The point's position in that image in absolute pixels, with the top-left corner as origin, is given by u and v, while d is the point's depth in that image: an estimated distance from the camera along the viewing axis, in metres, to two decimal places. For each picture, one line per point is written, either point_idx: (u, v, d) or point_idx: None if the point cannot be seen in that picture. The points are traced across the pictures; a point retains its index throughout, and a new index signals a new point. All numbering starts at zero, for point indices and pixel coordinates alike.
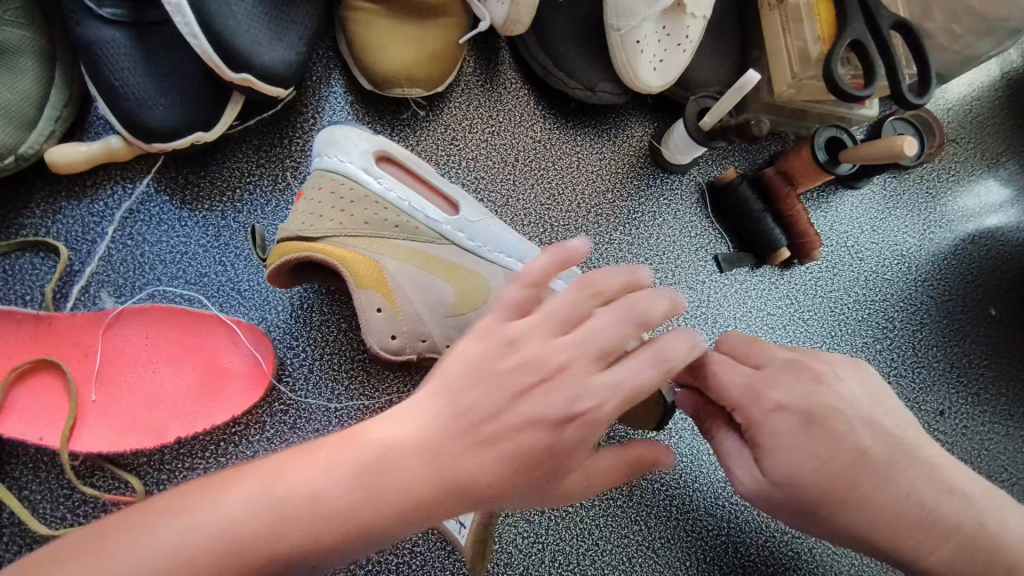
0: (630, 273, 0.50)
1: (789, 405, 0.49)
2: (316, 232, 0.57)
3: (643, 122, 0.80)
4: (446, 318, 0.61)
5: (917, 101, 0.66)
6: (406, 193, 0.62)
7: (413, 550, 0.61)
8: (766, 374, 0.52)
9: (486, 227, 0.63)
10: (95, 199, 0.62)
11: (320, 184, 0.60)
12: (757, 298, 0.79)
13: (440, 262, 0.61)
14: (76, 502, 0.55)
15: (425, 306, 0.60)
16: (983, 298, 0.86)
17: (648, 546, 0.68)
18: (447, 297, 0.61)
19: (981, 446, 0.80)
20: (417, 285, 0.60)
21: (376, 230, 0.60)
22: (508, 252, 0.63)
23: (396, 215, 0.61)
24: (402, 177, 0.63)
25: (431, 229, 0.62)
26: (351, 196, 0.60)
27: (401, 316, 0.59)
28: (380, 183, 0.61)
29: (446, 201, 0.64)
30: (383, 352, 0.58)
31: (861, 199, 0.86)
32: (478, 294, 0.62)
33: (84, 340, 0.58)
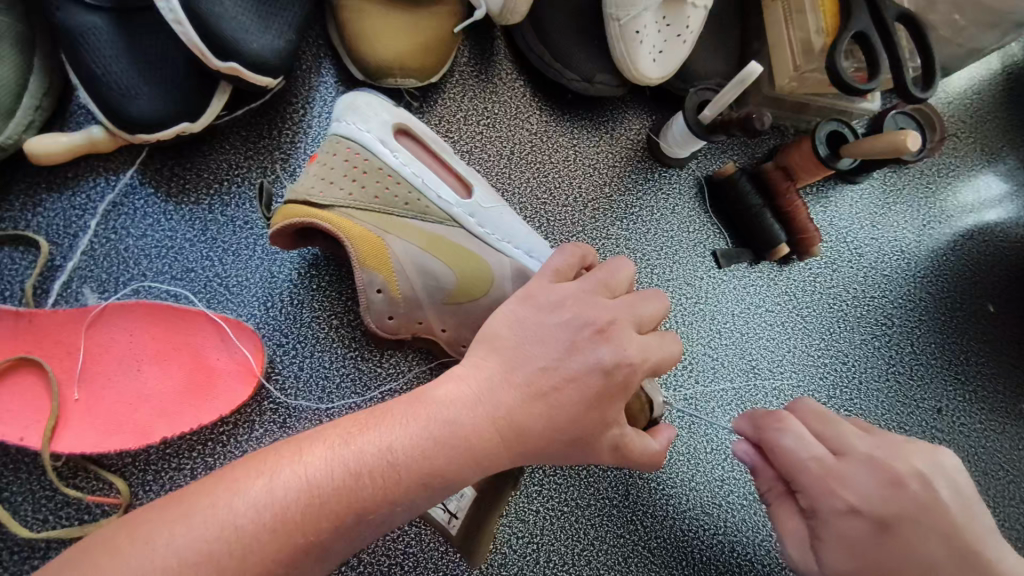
0: (619, 265, 0.55)
1: (863, 509, 0.48)
2: (326, 200, 0.55)
3: (641, 114, 0.78)
4: (444, 305, 0.59)
5: (921, 95, 0.65)
6: (420, 169, 0.60)
7: (407, 550, 0.60)
8: (843, 465, 0.50)
9: (497, 215, 0.61)
10: (77, 191, 0.60)
11: (335, 151, 0.58)
12: (755, 295, 0.78)
13: (445, 244, 0.59)
14: (59, 504, 0.54)
15: (424, 292, 0.59)
16: (981, 295, 0.85)
17: (644, 546, 0.67)
18: (448, 283, 0.59)
19: (978, 444, 0.80)
20: (419, 268, 0.58)
21: (385, 206, 0.58)
22: (515, 242, 0.61)
23: (408, 192, 0.59)
24: (419, 153, 0.62)
25: (442, 210, 0.60)
26: (363, 167, 0.58)
27: (400, 298, 0.58)
28: (394, 156, 0.59)
29: (460, 184, 0.62)
30: (380, 330, 0.59)
31: (861, 194, 0.85)
32: (480, 283, 0.59)
33: (66, 338, 0.56)
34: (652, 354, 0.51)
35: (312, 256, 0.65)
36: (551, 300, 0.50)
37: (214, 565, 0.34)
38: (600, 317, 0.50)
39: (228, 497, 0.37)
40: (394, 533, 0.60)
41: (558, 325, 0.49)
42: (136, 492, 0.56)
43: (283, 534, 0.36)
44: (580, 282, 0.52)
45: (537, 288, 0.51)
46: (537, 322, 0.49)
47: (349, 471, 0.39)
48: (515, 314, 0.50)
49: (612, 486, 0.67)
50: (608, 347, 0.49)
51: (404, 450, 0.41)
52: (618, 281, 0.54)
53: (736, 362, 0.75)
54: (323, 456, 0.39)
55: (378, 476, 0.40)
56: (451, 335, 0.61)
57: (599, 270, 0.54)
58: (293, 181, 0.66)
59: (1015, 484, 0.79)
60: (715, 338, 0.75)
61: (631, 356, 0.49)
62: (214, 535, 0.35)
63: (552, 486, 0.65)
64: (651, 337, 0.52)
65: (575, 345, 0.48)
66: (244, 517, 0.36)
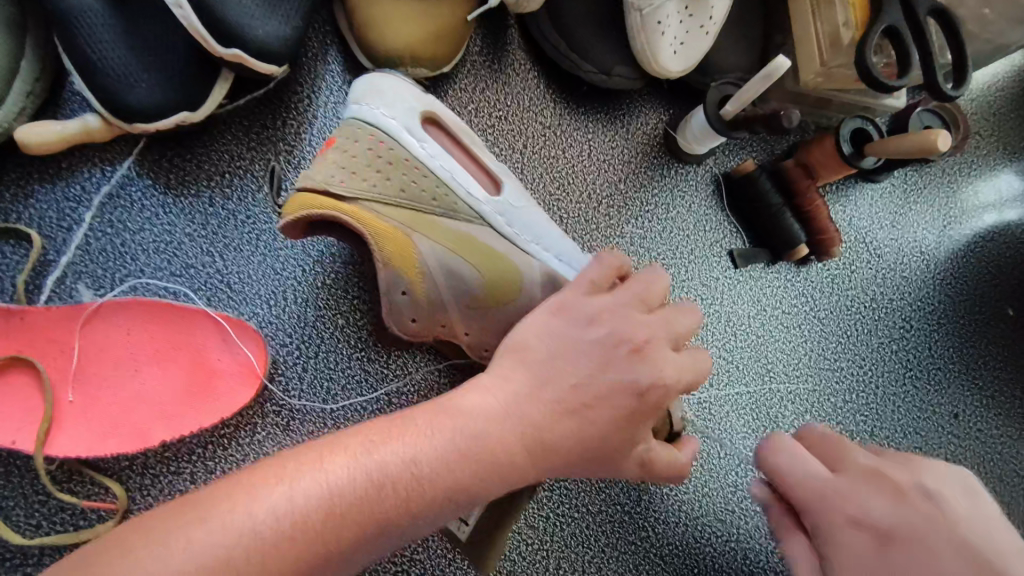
0: (653, 273, 0.52)
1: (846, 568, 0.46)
2: (349, 192, 0.52)
3: (657, 108, 0.75)
4: (470, 309, 0.57)
5: (953, 93, 0.62)
6: (448, 162, 0.58)
7: (413, 558, 0.58)
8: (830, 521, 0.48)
9: (526, 215, 0.59)
10: (71, 182, 0.57)
11: (357, 137, 0.55)
12: (772, 296, 0.75)
13: (473, 243, 0.56)
14: (52, 509, 0.52)
15: (449, 294, 0.56)
16: (1001, 298, 0.84)
17: (656, 553, 0.65)
18: (475, 287, 0.56)
19: (994, 450, 0.78)
20: (446, 269, 0.55)
21: (412, 201, 0.55)
22: (545, 245, 0.59)
23: (435, 187, 0.56)
24: (447, 144, 0.60)
25: (470, 207, 0.57)
26: (389, 157, 0.55)
27: (425, 301, 0.55)
28: (422, 147, 0.57)
29: (489, 180, 0.60)
30: (402, 332, 0.56)
31: (881, 193, 0.82)
32: (510, 287, 0.57)
33: (60, 336, 0.54)
34: (684, 373, 0.49)
35: (317, 253, 0.62)
36: (585, 314, 0.48)
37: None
38: (636, 334, 0.47)
39: (249, 501, 0.34)
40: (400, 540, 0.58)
41: (592, 343, 0.46)
42: (133, 497, 0.54)
43: (303, 543, 0.34)
44: (617, 296, 0.49)
45: (570, 301, 0.48)
46: (569, 334, 0.46)
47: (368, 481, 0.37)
48: (545, 324, 0.47)
49: (624, 492, 0.65)
50: (643, 368, 0.46)
51: (428, 465, 0.39)
52: (656, 293, 0.51)
53: (751, 367, 0.73)
54: (345, 468, 0.37)
55: (401, 488, 0.38)
56: (474, 338, 0.58)
57: (636, 282, 0.51)
58: (298, 175, 0.63)
59: None
60: (731, 341, 0.72)
61: (665, 377, 0.47)
62: (233, 543, 0.33)
63: (563, 492, 0.63)
64: (685, 356, 0.50)
65: (611, 360, 0.46)
66: (264, 525, 0.34)
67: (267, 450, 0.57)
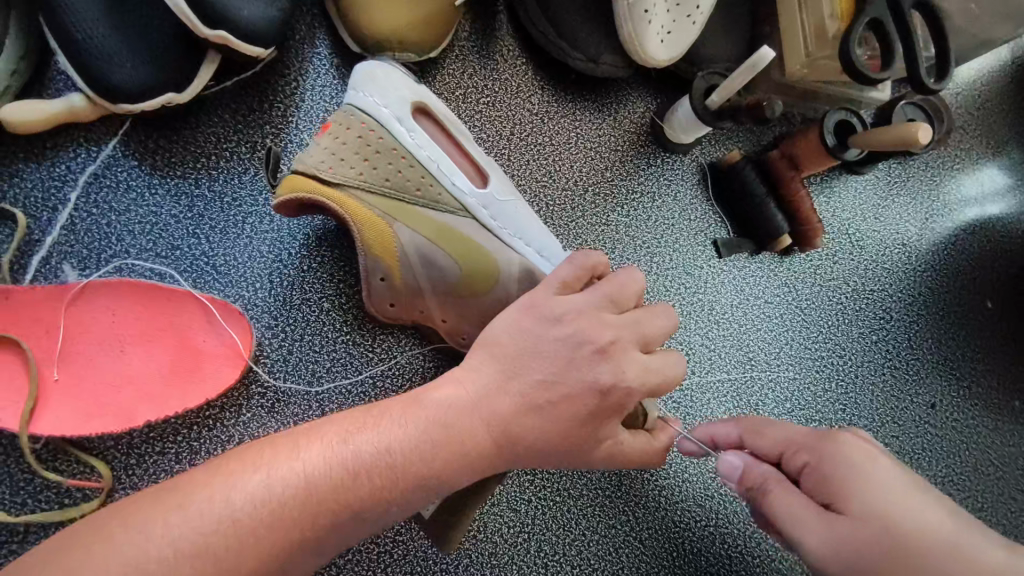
0: (629, 276, 0.52)
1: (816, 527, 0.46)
2: (334, 178, 0.53)
3: (645, 97, 0.76)
4: (448, 298, 0.57)
5: (934, 87, 0.63)
6: (436, 153, 0.58)
7: (396, 539, 0.59)
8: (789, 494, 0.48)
9: (510, 209, 0.59)
10: (57, 161, 0.57)
11: (347, 123, 0.56)
12: (755, 286, 0.76)
13: (454, 234, 0.57)
14: (37, 488, 0.52)
15: (426, 281, 0.57)
16: (980, 291, 0.85)
17: (635, 536, 0.66)
18: (452, 277, 0.57)
19: (970, 440, 0.80)
20: (424, 258, 0.56)
21: (397, 191, 0.55)
22: (529, 241, 0.59)
23: (421, 177, 0.56)
24: (436, 134, 0.60)
25: (453, 199, 0.57)
26: (376, 144, 0.56)
27: (403, 287, 0.57)
28: (410, 136, 0.57)
29: (476, 172, 0.60)
30: (379, 314, 0.58)
31: (865, 185, 0.83)
32: (487, 279, 0.57)
33: (45, 316, 0.54)
34: (650, 376, 0.49)
35: (304, 236, 0.62)
36: (555, 312, 0.48)
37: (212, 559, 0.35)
38: (603, 335, 0.47)
39: (225, 486, 0.37)
40: None
41: (559, 339, 0.47)
42: (119, 477, 0.54)
43: (277, 530, 0.37)
44: (590, 294, 0.49)
45: (541, 300, 0.48)
46: (539, 329, 0.47)
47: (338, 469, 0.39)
48: (516, 320, 0.48)
49: (605, 476, 0.66)
50: (607, 367, 0.47)
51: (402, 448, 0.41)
52: (630, 295, 0.51)
53: (733, 354, 0.74)
54: (319, 454, 0.39)
55: (377, 475, 0.40)
56: (452, 326, 0.59)
57: (611, 283, 0.51)
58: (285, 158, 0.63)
59: (1003, 480, 0.80)
60: (713, 329, 0.73)
61: (629, 379, 0.47)
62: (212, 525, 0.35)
63: (544, 476, 0.64)
64: (657, 358, 0.50)
65: (577, 361, 0.46)
66: (242, 510, 0.36)
67: (251, 431, 0.58)
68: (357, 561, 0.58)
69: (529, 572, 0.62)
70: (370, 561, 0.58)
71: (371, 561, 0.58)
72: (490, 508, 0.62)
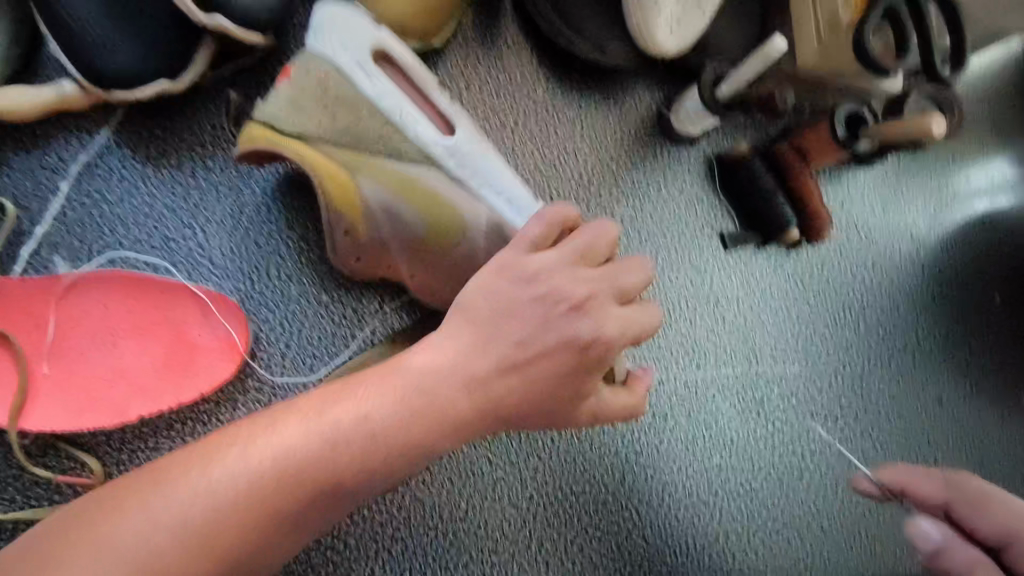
0: (603, 228, 0.50)
1: None
2: (292, 128, 0.54)
3: (652, 86, 0.74)
4: (413, 250, 0.57)
5: (948, 77, 0.62)
6: (397, 100, 0.56)
7: (395, 536, 0.58)
8: None
9: (478, 159, 0.58)
10: (47, 150, 0.56)
11: (307, 68, 0.55)
12: (761, 280, 0.75)
13: (413, 182, 0.56)
14: (27, 484, 0.51)
15: (391, 236, 0.56)
16: (989, 286, 0.84)
17: (637, 533, 0.65)
18: (418, 228, 0.56)
19: (976, 436, 0.79)
20: (389, 214, 0.55)
21: (356, 142, 0.56)
22: (500, 192, 0.58)
23: (383, 128, 0.56)
24: (398, 81, 0.58)
25: (416, 147, 0.57)
26: (337, 93, 0.55)
27: (365, 239, 0.55)
28: (368, 82, 0.56)
29: (442, 122, 0.59)
30: (348, 270, 0.57)
31: (875, 177, 0.82)
32: (454, 230, 0.57)
33: (35, 308, 0.52)
34: (631, 327, 0.48)
35: (302, 227, 0.60)
36: (527, 272, 0.47)
37: (189, 536, 0.36)
38: (576, 291, 0.47)
39: (203, 468, 0.38)
40: (382, 516, 0.58)
41: (535, 300, 0.46)
42: (112, 473, 0.53)
43: (249, 507, 0.38)
44: (561, 249, 0.48)
45: (511, 260, 0.47)
46: (511, 292, 0.46)
47: (329, 468, 0.40)
48: (488, 282, 0.47)
49: (609, 473, 0.65)
50: (583, 323, 0.46)
51: (381, 419, 0.42)
52: (603, 246, 0.50)
53: (738, 348, 0.72)
54: (299, 427, 0.40)
55: (352, 446, 0.40)
56: (419, 282, 0.58)
57: (583, 235, 0.49)
58: None
59: (1010, 477, 0.79)
60: (718, 324, 0.72)
61: (605, 333, 0.46)
62: (193, 503, 0.37)
63: (546, 473, 0.63)
64: (633, 309, 0.49)
65: (550, 321, 0.46)
66: (221, 486, 0.37)
67: None
68: (356, 557, 0.57)
69: (530, 569, 0.61)
70: (368, 558, 0.57)
71: (370, 558, 0.57)
72: (491, 504, 0.61)
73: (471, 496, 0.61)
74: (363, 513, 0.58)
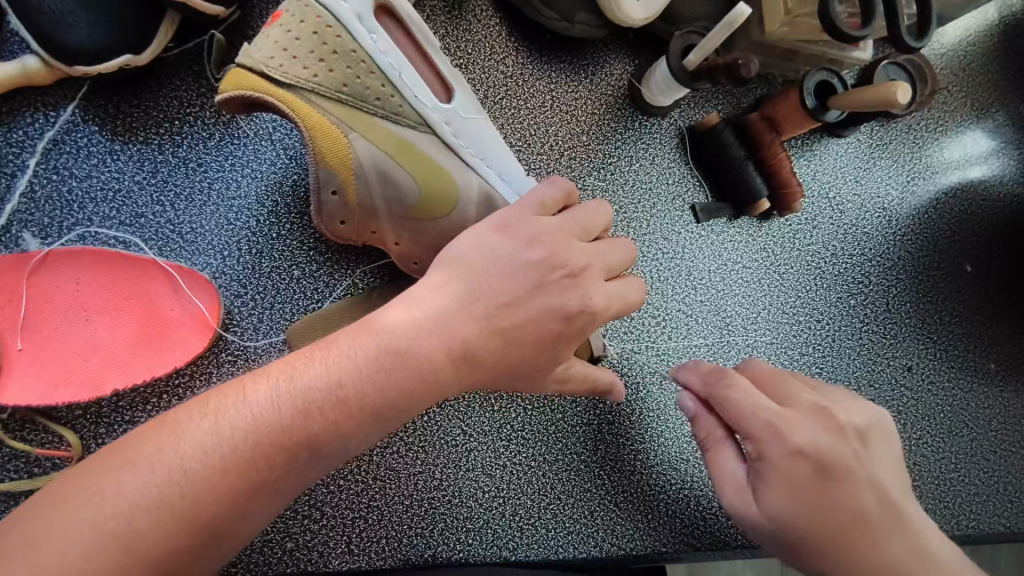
0: (597, 209, 0.54)
1: (804, 451, 0.50)
2: (286, 78, 0.51)
3: (623, 58, 0.74)
4: (403, 218, 0.57)
5: (915, 43, 0.61)
6: (398, 60, 0.55)
7: (370, 504, 0.60)
8: (786, 418, 0.52)
9: (475, 128, 0.59)
10: (13, 127, 0.56)
11: (302, 16, 0.53)
12: (733, 251, 0.76)
13: (412, 150, 0.56)
14: (6, 457, 0.52)
15: (382, 201, 0.56)
16: (960, 255, 0.85)
17: (610, 500, 0.66)
18: (410, 196, 0.56)
19: (945, 402, 0.80)
20: (382, 176, 0.55)
21: (354, 98, 0.54)
22: (490, 164, 0.59)
23: (381, 86, 0.54)
24: (398, 38, 0.57)
25: (416, 112, 0.56)
26: (334, 45, 0.53)
27: (356, 205, 0.55)
28: (371, 39, 0.54)
29: (440, 86, 0.58)
30: (330, 232, 0.57)
31: (847, 147, 0.82)
32: (445, 199, 0.57)
33: (6, 285, 0.53)
34: (615, 301, 0.52)
35: (272, 202, 0.61)
36: (528, 234, 0.49)
37: (168, 510, 0.35)
38: (574, 261, 0.50)
39: (174, 442, 0.37)
40: (357, 486, 0.60)
41: (532, 263, 0.48)
42: (89, 446, 0.54)
43: (233, 476, 0.37)
44: (563, 218, 0.51)
45: (515, 219, 0.50)
46: (505, 250, 0.48)
47: (307, 439, 0.39)
48: (485, 236, 0.49)
49: (581, 441, 0.67)
50: (575, 292, 0.49)
51: (351, 383, 0.41)
52: (599, 225, 0.53)
53: (709, 319, 0.74)
54: (268, 394, 0.39)
55: (336, 415, 0.40)
56: (403, 249, 0.59)
57: (585, 212, 0.53)
58: (250, 123, 0.61)
59: (977, 441, 0.81)
60: (689, 294, 0.73)
61: (595, 304, 0.50)
62: (163, 482, 0.36)
63: (520, 442, 0.65)
64: (617, 284, 0.53)
65: (544, 285, 0.49)
66: (192, 459, 0.37)
67: None
68: (333, 526, 0.59)
69: (504, 535, 0.62)
70: (345, 526, 0.59)
71: (346, 526, 0.59)
72: (466, 471, 0.63)
73: (446, 466, 0.62)
74: (339, 482, 0.59)
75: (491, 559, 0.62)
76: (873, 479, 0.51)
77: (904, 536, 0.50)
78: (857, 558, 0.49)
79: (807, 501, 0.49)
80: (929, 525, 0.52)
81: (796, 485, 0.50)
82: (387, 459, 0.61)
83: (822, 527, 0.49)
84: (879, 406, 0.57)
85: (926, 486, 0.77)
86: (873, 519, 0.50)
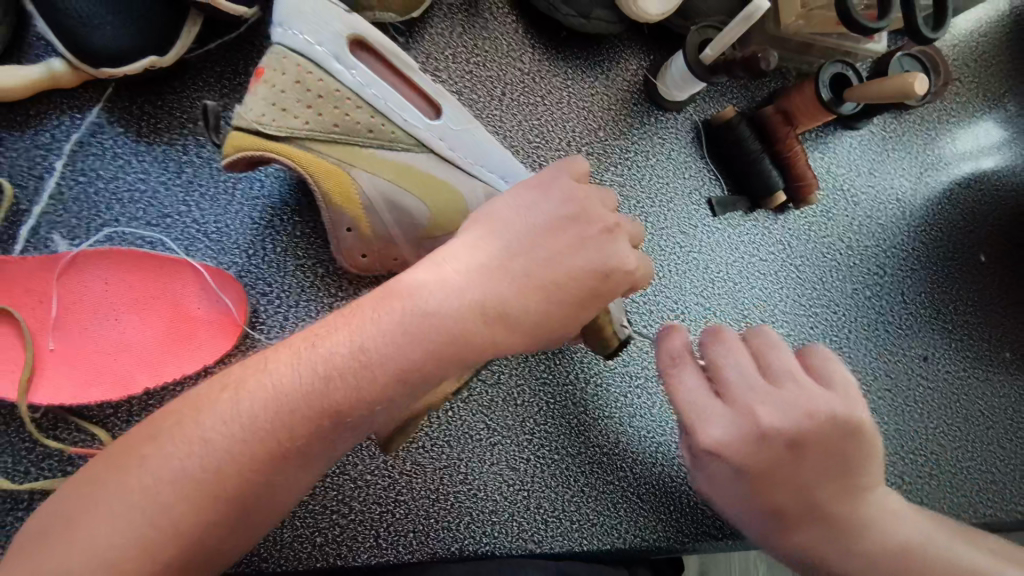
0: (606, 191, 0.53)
1: (719, 450, 0.50)
2: (281, 132, 0.51)
3: (638, 53, 0.75)
4: (419, 238, 0.57)
5: (931, 35, 0.61)
6: (381, 89, 0.56)
7: (397, 499, 0.60)
8: (710, 410, 0.51)
9: (469, 136, 0.59)
10: (39, 130, 0.56)
11: (283, 68, 0.53)
12: (749, 243, 0.76)
13: (413, 172, 0.56)
14: (40, 456, 0.52)
15: (395, 227, 0.56)
16: (974, 245, 0.85)
17: (633, 492, 0.67)
18: (421, 216, 0.56)
19: (961, 392, 0.81)
20: (389, 202, 0.55)
21: (347, 135, 0.54)
22: (489, 166, 0.60)
23: (371, 118, 0.55)
24: (376, 67, 0.57)
25: (409, 135, 0.57)
26: (317, 87, 0.53)
27: (372, 235, 0.56)
28: (352, 75, 0.55)
29: (427, 103, 0.59)
30: (351, 264, 0.57)
31: (861, 140, 0.83)
32: (454, 210, 0.58)
33: (37, 287, 0.53)
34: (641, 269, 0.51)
35: (295, 202, 0.61)
36: (558, 192, 0.50)
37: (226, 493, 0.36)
38: (603, 219, 0.50)
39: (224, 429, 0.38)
40: (384, 481, 0.60)
41: (562, 219, 0.49)
42: None
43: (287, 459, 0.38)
44: (590, 188, 0.52)
45: (546, 179, 0.51)
46: (534, 206, 0.49)
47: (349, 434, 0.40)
48: (517, 198, 0.50)
49: (602, 435, 0.67)
50: (609, 250, 0.49)
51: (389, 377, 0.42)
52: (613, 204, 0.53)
53: (728, 312, 0.74)
54: None
55: (376, 399, 0.41)
56: None
57: (601, 189, 0.53)
58: None
59: (993, 430, 0.81)
60: (708, 289, 0.74)
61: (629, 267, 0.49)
62: (222, 464, 0.36)
63: (542, 436, 0.65)
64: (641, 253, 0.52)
65: (590, 241, 0.49)
66: (248, 443, 0.37)
67: None
68: (360, 520, 0.59)
69: (529, 528, 0.63)
70: (373, 520, 0.59)
71: (374, 521, 0.59)
72: (490, 465, 0.63)
73: (470, 460, 0.63)
74: (365, 478, 0.60)
75: (516, 551, 0.62)
76: (797, 480, 0.50)
77: (829, 532, 0.51)
78: (781, 539, 0.53)
79: (734, 489, 0.52)
80: (876, 516, 0.51)
81: (720, 473, 0.52)
82: (412, 454, 0.61)
83: (749, 508, 0.53)
84: (834, 395, 0.51)
85: (945, 475, 0.77)
86: (793, 515, 0.51)
